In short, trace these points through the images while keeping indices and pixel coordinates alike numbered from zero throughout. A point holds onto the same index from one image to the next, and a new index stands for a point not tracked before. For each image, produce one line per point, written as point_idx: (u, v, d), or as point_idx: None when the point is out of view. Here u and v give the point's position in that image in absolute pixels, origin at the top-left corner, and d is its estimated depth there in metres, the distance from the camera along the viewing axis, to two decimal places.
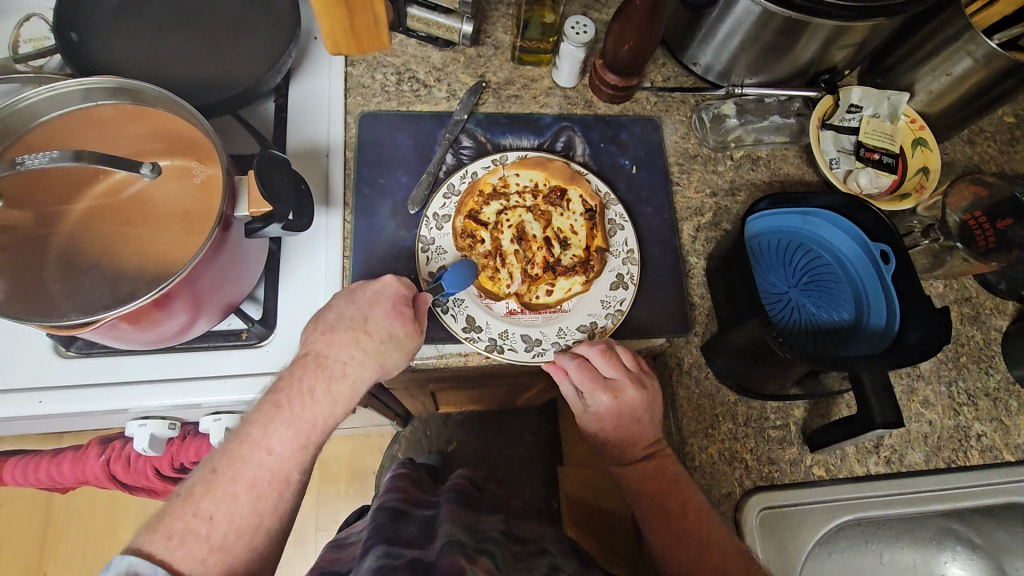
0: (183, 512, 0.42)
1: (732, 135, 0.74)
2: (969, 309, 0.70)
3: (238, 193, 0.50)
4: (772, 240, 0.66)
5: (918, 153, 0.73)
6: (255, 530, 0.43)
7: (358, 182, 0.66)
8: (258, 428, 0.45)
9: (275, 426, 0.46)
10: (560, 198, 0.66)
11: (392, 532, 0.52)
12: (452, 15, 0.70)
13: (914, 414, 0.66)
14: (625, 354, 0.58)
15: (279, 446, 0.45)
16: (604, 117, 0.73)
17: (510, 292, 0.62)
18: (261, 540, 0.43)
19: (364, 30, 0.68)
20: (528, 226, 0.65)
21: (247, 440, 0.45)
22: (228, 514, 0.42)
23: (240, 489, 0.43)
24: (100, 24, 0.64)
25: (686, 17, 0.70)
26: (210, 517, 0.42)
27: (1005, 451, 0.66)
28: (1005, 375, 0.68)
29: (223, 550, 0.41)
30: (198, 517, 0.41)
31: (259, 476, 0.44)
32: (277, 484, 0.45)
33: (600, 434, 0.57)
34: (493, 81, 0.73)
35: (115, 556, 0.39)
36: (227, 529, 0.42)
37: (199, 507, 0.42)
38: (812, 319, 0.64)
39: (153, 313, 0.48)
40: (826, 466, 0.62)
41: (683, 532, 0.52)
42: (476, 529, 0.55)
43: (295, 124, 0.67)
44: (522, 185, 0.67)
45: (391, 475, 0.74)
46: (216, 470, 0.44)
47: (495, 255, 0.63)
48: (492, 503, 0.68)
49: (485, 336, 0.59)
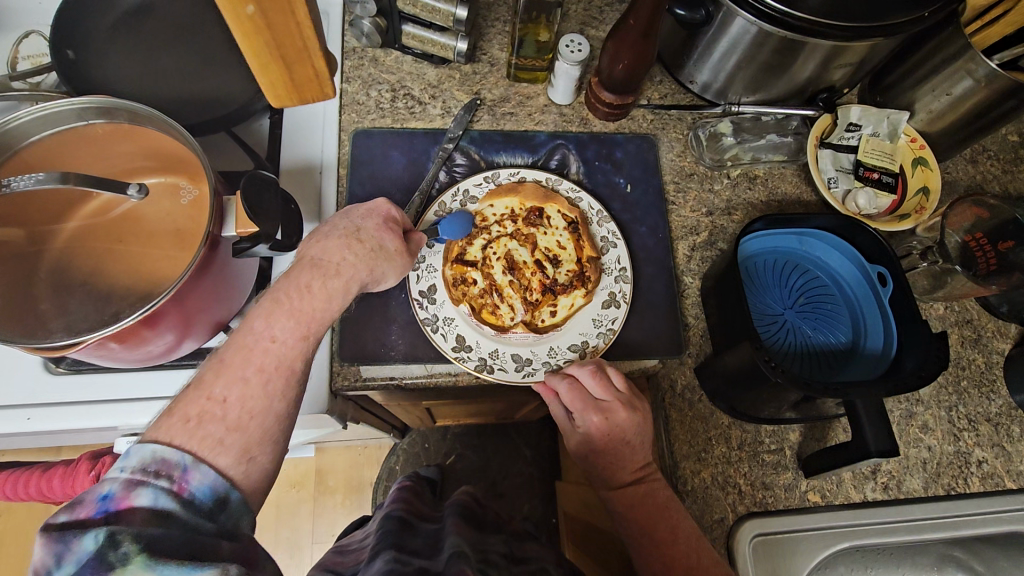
0: (195, 396, 0.40)
1: (728, 154, 0.74)
2: (970, 332, 0.69)
3: (226, 214, 0.50)
4: (768, 260, 0.65)
5: (918, 173, 0.72)
6: (266, 413, 0.41)
7: (351, 200, 0.66)
8: (260, 319, 0.44)
9: (277, 316, 0.45)
10: (540, 217, 0.66)
11: (400, 542, 0.53)
12: (447, 33, 0.69)
13: (912, 439, 0.64)
14: (616, 376, 0.57)
15: (282, 334, 0.44)
16: (599, 135, 0.73)
17: (516, 322, 0.61)
18: (273, 426, 0.41)
19: (303, 79, 0.61)
20: (516, 254, 0.65)
21: (250, 331, 0.44)
22: (242, 397, 0.41)
23: (250, 372, 0.42)
24: (95, 40, 0.64)
25: (682, 36, 0.70)
26: (224, 400, 0.40)
27: (1007, 479, 0.64)
28: (1006, 400, 0.67)
29: (239, 430, 0.39)
30: (212, 400, 0.40)
31: (267, 362, 0.43)
32: (283, 371, 0.43)
33: (590, 457, 0.56)
34: (488, 98, 0.73)
35: (132, 446, 0.36)
36: (241, 410, 0.40)
37: (212, 391, 0.40)
38: (808, 342, 0.63)
39: (141, 332, 0.48)
40: (822, 492, 0.61)
41: (675, 561, 0.50)
42: (480, 547, 0.54)
43: (288, 141, 0.67)
44: (499, 213, 0.66)
45: (394, 487, 0.74)
46: (224, 358, 0.42)
47: (491, 292, 0.62)
48: (498, 522, 0.68)
49: (475, 356, 0.59)
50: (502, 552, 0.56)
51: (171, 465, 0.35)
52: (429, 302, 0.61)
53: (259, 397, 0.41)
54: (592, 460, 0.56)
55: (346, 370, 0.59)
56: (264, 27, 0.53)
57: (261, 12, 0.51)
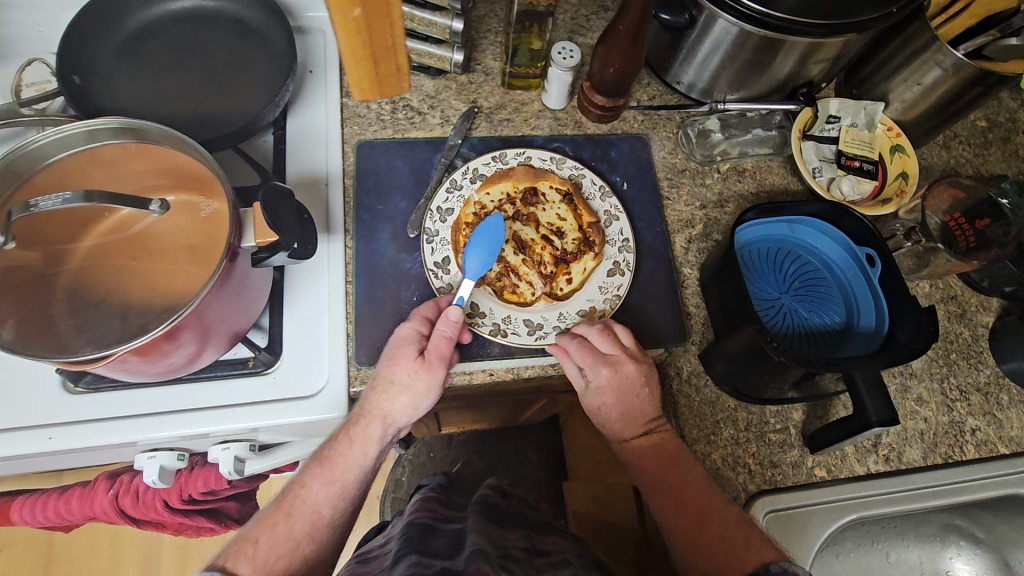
0: (238, 539, 0.50)
1: (718, 150, 0.77)
2: (956, 308, 0.72)
3: (244, 225, 0.51)
4: (761, 248, 0.68)
5: (896, 159, 0.75)
6: (291, 553, 0.50)
7: (358, 210, 0.67)
8: (300, 474, 0.55)
9: (310, 469, 0.54)
10: (535, 196, 0.68)
11: (422, 544, 0.54)
12: (443, 45, 0.72)
13: (908, 412, 0.67)
14: (623, 333, 0.60)
15: (310, 484, 0.53)
16: (594, 136, 0.75)
17: (537, 296, 0.64)
18: (298, 564, 0.50)
19: (386, 75, 0.64)
20: (522, 233, 0.67)
21: (292, 484, 0.54)
22: (270, 541, 0.49)
23: (279, 519, 0.51)
24: (101, 66, 0.66)
25: (667, 40, 0.73)
26: (256, 542, 0.49)
27: (1000, 445, 0.67)
28: (994, 370, 0.70)
29: (266, 568, 0.48)
30: (248, 543, 0.49)
31: (295, 508, 0.52)
32: (310, 515, 0.52)
33: (604, 411, 0.58)
34: (485, 106, 0.75)
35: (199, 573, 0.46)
36: (269, 552, 0.49)
37: (251, 534, 0.50)
38: (804, 323, 0.66)
39: (162, 345, 0.49)
40: (827, 467, 0.64)
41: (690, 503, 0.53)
42: (501, 543, 0.56)
43: (293, 154, 0.69)
44: (496, 200, 0.67)
45: (417, 496, 0.75)
46: (267, 508, 0.53)
47: (508, 274, 0.64)
48: (520, 514, 0.69)
49: (489, 321, 0.61)
50: (521, 545, 0.58)
51: None
52: (444, 272, 0.63)
53: (285, 538, 0.50)
54: (603, 412, 0.58)
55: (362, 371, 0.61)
56: (364, 31, 0.53)
57: (364, 13, 0.51)
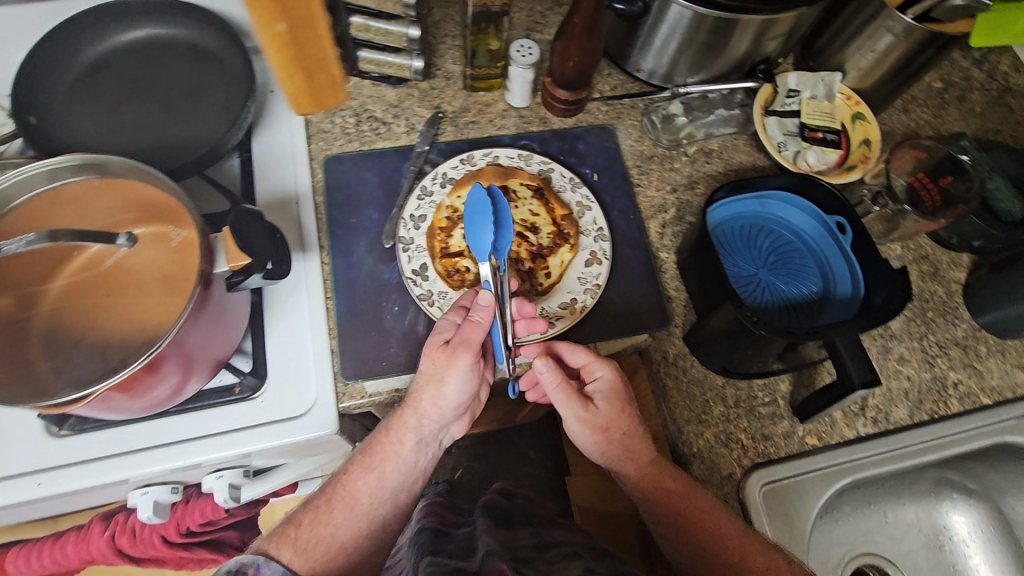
0: (286, 524, 0.56)
1: (683, 133, 0.77)
2: (929, 267, 0.74)
3: (215, 250, 0.50)
4: (734, 227, 0.69)
5: (858, 127, 0.77)
6: (330, 538, 0.55)
7: (332, 225, 0.67)
8: (347, 466, 0.60)
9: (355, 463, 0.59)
10: (506, 195, 0.68)
11: (432, 551, 0.54)
12: (402, 53, 0.72)
13: (892, 373, 0.68)
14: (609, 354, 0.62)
15: (355, 475, 0.59)
16: (560, 131, 0.76)
17: (517, 294, 0.64)
18: (337, 550, 0.55)
19: (321, 84, 0.66)
20: None
21: (339, 477, 0.59)
22: (313, 526, 0.55)
23: (324, 507, 0.57)
24: (58, 105, 0.65)
25: (623, 29, 0.74)
26: (300, 527, 0.55)
27: (982, 395, 0.69)
28: (970, 323, 0.72)
29: (305, 552, 0.53)
30: (295, 528, 0.55)
31: (337, 496, 0.58)
32: (350, 502, 0.57)
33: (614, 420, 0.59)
34: (450, 111, 0.75)
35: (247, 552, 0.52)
36: (311, 538, 0.54)
37: (300, 520, 0.56)
38: (782, 295, 0.67)
39: (145, 379, 0.49)
40: (818, 435, 0.65)
41: (672, 493, 0.57)
42: (509, 543, 0.56)
43: (261, 176, 0.68)
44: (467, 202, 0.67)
45: (424, 503, 0.75)
46: (318, 496, 0.59)
47: None
48: (525, 512, 0.70)
49: None
50: (529, 543, 0.58)
51: (247, 565, 0.50)
52: (423, 279, 0.63)
53: (326, 523, 0.56)
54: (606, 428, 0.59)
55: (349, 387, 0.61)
56: (291, 44, 0.58)
57: (291, 28, 0.56)
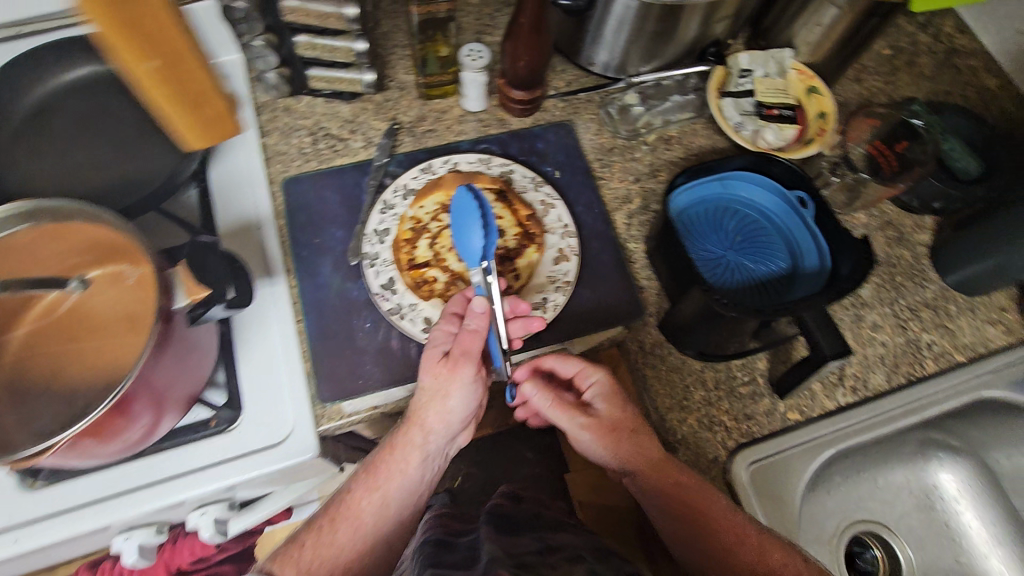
0: (290, 549, 0.55)
1: (641, 122, 0.78)
2: (894, 233, 0.75)
3: (173, 285, 0.49)
4: (699, 211, 0.69)
5: (813, 101, 0.77)
6: (334, 559, 0.55)
7: (295, 247, 0.66)
8: (352, 484, 0.60)
9: (359, 484, 0.59)
10: None
11: (434, 563, 0.54)
12: (352, 68, 0.71)
13: (866, 340, 0.69)
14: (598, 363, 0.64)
15: (359, 494, 0.58)
16: (518, 132, 0.76)
17: None
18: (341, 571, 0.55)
19: (215, 111, 0.61)
20: None
21: (346, 496, 0.59)
22: (317, 548, 0.55)
23: (329, 526, 0.57)
24: (4, 151, 0.64)
25: (572, 25, 0.74)
26: (304, 549, 0.55)
27: (955, 353, 0.70)
28: (939, 284, 0.73)
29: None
30: (298, 549, 0.55)
31: (341, 514, 0.57)
32: (355, 522, 0.57)
33: (617, 422, 0.59)
34: (406, 121, 0.75)
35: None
36: (314, 559, 0.54)
37: (304, 541, 0.56)
38: (752, 275, 0.67)
39: (114, 422, 0.48)
40: (800, 409, 0.65)
41: (683, 489, 0.56)
42: (513, 550, 0.54)
43: (220, 205, 0.68)
44: (430, 212, 0.67)
45: (428, 514, 0.75)
46: (325, 513, 0.58)
47: (455, 282, 0.64)
48: (528, 515, 0.69)
49: None
50: (533, 548, 0.56)
51: None
52: (392, 293, 0.62)
53: (329, 544, 0.56)
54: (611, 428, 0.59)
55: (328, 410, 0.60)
56: (171, 79, 0.55)
57: (164, 63, 0.53)
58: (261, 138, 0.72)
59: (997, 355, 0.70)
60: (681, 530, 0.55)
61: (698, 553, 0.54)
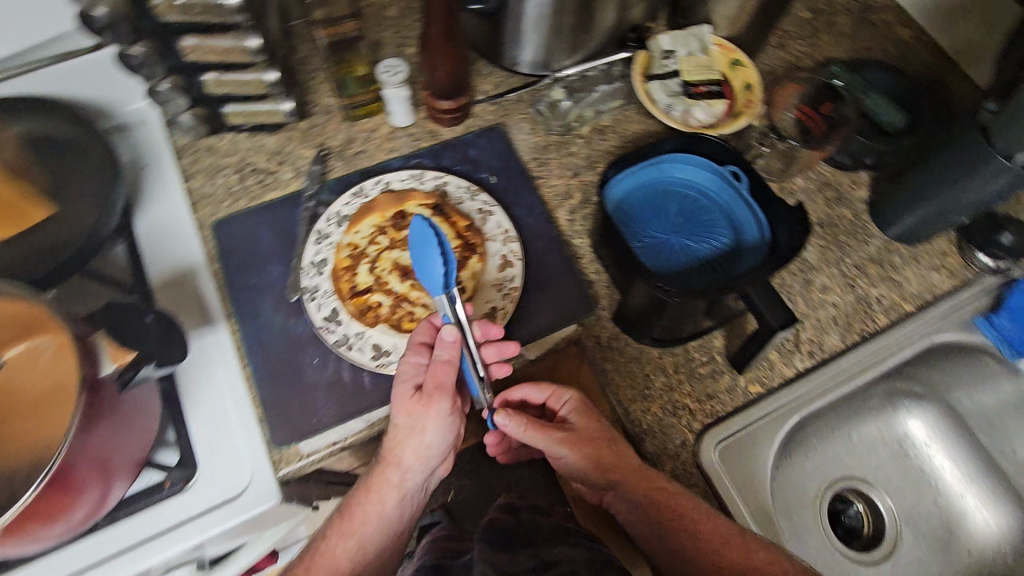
0: None
1: (572, 116, 0.77)
2: (833, 193, 0.76)
3: (96, 352, 0.48)
4: (639, 198, 0.69)
5: (738, 73, 0.78)
6: None
7: (233, 290, 0.64)
8: (326, 530, 0.59)
9: (334, 531, 0.58)
10: (405, 219, 0.67)
11: None
12: (269, 99, 0.69)
13: (817, 303, 0.70)
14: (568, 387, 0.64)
15: (333, 541, 0.58)
16: (450, 141, 0.74)
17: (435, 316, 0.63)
18: None
19: None
20: (402, 259, 0.65)
21: (320, 545, 0.58)
22: None
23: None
24: None
25: (488, 27, 0.73)
26: None
27: (904, 304, 0.71)
28: (882, 238, 0.74)
29: None
30: None
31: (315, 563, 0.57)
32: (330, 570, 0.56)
33: (593, 440, 0.59)
34: (334, 145, 0.73)
35: None
36: None
37: None
38: (698, 255, 0.66)
39: (52, 501, 0.46)
40: (760, 381, 0.66)
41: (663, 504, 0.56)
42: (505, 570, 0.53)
43: (150, 257, 0.65)
44: (367, 236, 0.66)
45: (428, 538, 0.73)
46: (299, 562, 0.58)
47: (401, 303, 0.63)
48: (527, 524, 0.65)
49: (396, 357, 0.60)
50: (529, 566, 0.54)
51: None
52: (336, 324, 0.61)
53: None
54: (587, 446, 0.59)
55: (285, 452, 0.59)
56: None
57: None
58: (185, 183, 0.70)
59: (945, 300, 0.71)
60: (658, 536, 0.56)
61: (676, 560, 0.55)
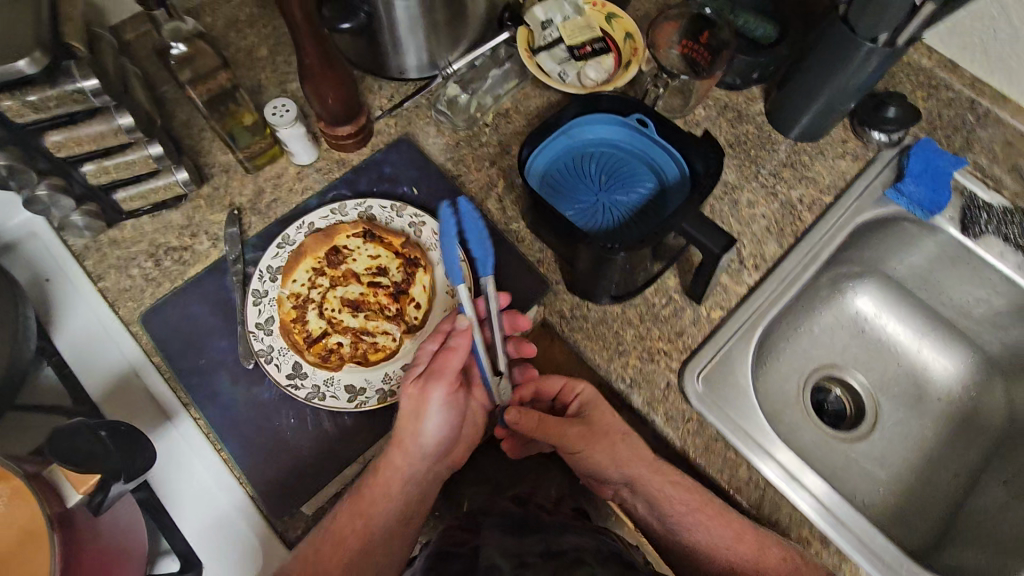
0: None
1: (473, 107, 0.77)
2: (733, 113, 0.79)
3: (57, 485, 0.44)
4: (560, 168, 0.69)
5: (616, 25, 0.79)
6: None
7: (183, 377, 0.61)
8: (336, 512, 0.57)
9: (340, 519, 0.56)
10: (339, 253, 0.65)
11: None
12: (161, 173, 0.66)
13: (748, 218, 0.74)
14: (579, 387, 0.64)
15: (339, 524, 0.55)
16: (361, 165, 0.73)
17: (399, 339, 0.62)
18: None
19: None
20: (348, 294, 0.63)
21: (327, 528, 0.56)
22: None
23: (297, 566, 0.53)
24: None
25: (365, 43, 0.72)
26: None
27: (823, 197, 0.76)
28: (788, 143, 0.78)
29: None
30: None
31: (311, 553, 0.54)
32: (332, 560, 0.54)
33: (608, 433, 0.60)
34: (245, 202, 0.70)
35: None
36: None
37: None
38: (629, 206, 0.68)
39: None
40: (720, 306, 0.69)
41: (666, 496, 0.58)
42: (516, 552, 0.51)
43: (85, 371, 0.61)
44: (306, 282, 0.64)
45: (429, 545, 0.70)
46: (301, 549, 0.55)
47: (360, 338, 0.61)
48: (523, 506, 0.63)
49: (372, 392, 0.59)
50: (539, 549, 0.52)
51: None
52: (302, 379, 0.59)
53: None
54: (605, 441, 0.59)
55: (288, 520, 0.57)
56: None
57: None
58: (98, 285, 0.66)
59: (857, 182, 0.76)
60: (667, 527, 0.59)
61: (685, 543, 0.58)
